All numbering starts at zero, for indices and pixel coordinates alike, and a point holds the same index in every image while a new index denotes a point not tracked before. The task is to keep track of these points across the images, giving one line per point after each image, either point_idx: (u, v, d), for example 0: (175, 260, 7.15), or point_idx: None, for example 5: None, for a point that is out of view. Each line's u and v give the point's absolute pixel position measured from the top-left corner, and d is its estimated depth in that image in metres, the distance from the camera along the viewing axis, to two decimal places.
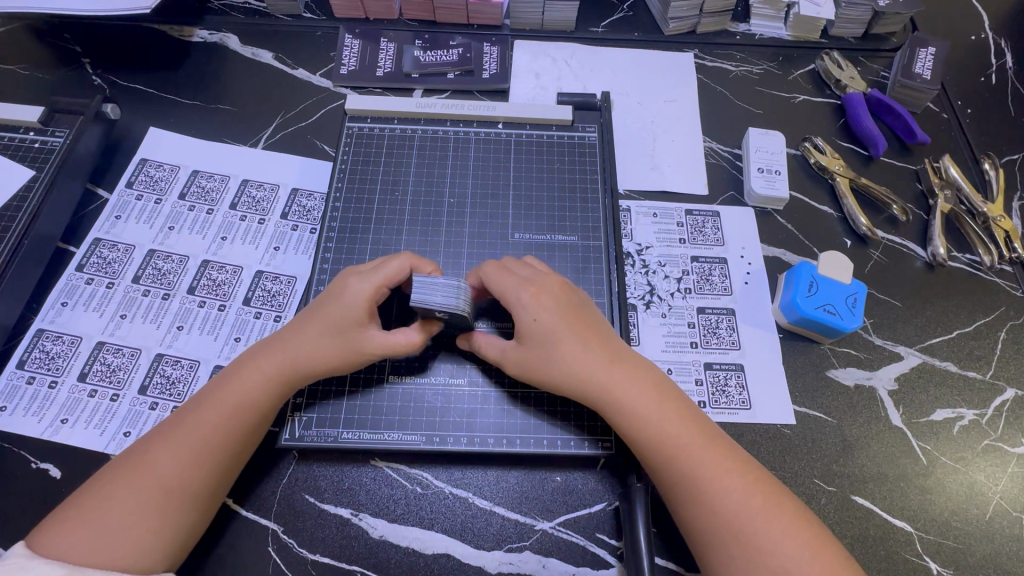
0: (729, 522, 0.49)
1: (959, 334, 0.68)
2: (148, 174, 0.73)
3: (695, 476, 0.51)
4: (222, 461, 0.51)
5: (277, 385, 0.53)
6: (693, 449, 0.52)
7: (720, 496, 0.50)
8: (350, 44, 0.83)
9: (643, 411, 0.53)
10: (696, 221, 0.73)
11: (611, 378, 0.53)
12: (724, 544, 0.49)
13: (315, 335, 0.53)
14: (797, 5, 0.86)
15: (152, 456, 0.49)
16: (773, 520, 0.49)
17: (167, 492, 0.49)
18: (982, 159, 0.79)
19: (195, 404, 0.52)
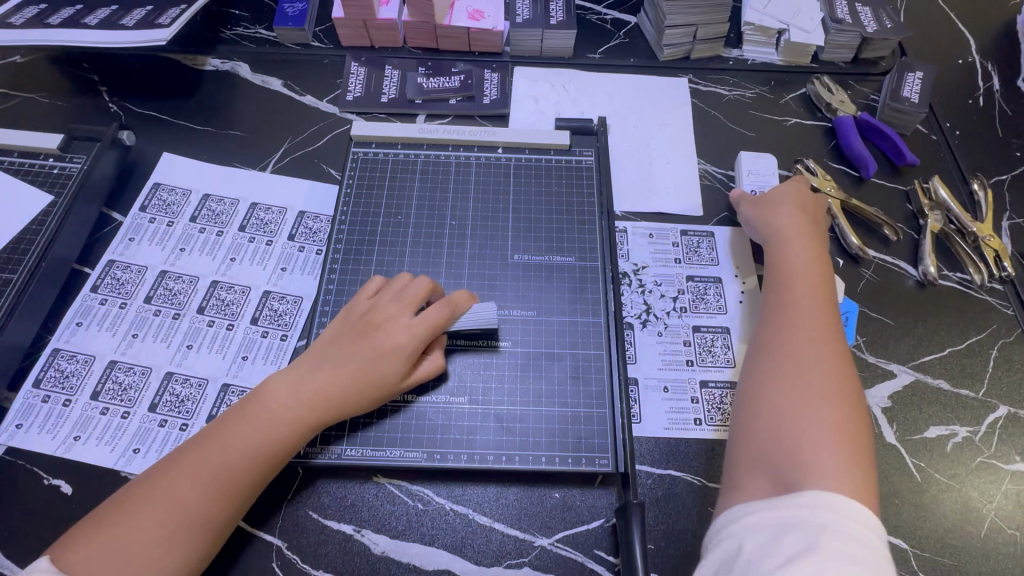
0: (790, 412, 0.53)
1: (951, 351, 0.70)
2: (161, 198, 0.75)
3: (786, 368, 0.56)
4: (246, 492, 0.52)
5: (312, 417, 0.54)
6: (798, 346, 0.57)
7: (795, 387, 0.54)
8: (356, 71, 0.87)
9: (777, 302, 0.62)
10: (691, 241, 0.75)
11: (796, 261, 0.64)
12: (772, 431, 0.53)
13: (358, 379, 0.55)
14: (787, 31, 0.89)
15: (177, 483, 0.51)
16: (836, 442, 0.50)
17: (188, 522, 0.50)
18: (971, 179, 0.81)
19: (229, 426, 0.54)
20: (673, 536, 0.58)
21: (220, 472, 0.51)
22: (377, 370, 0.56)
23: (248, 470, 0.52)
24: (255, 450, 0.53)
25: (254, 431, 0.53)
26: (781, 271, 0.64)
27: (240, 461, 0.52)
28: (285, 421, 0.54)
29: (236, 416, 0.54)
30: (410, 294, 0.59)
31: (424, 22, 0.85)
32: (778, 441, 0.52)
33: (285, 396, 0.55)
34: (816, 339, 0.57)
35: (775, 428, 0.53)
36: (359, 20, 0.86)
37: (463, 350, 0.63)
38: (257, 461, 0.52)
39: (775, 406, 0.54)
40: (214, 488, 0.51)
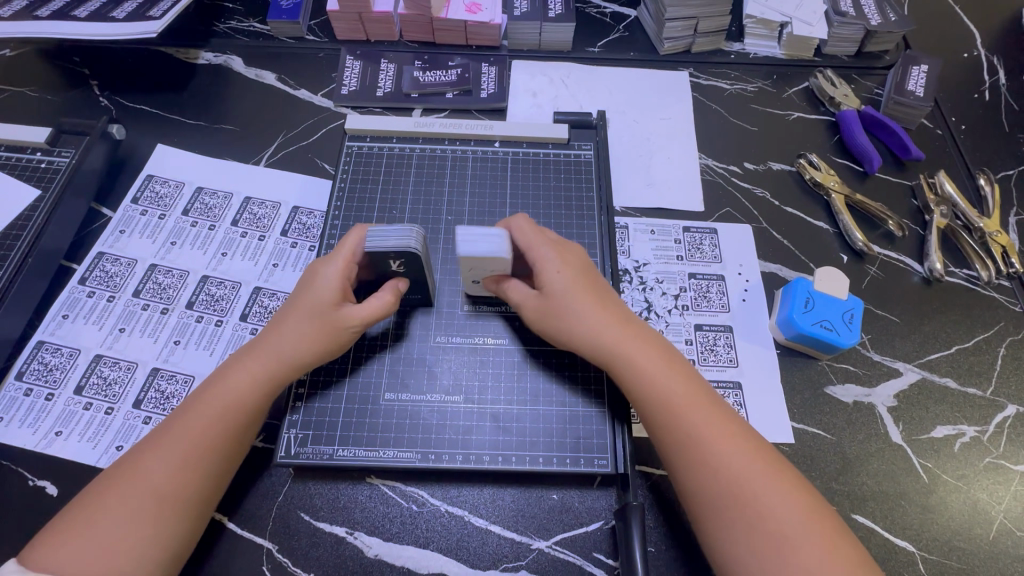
0: (736, 493, 0.49)
1: (957, 350, 0.68)
2: (154, 190, 0.74)
3: (697, 443, 0.51)
4: (212, 466, 0.51)
5: (267, 381, 0.54)
6: (687, 409, 0.53)
7: (716, 460, 0.50)
8: (351, 65, 0.85)
9: (649, 372, 0.54)
10: (694, 238, 0.74)
11: (616, 337, 0.55)
12: (742, 526, 0.48)
13: (298, 333, 0.55)
14: (789, 24, 0.87)
15: (142, 465, 0.50)
16: (780, 496, 0.49)
17: (156, 503, 0.48)
18: (978, 174, 0.79)
19: (188, 409, 0.52)
20: (675, 538, 0.57)
21: (190, 448, 0.50)
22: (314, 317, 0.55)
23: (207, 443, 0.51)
24: (211, 421, 0.52)
25: (204, 409, 0.52)
26: (610, 361, 0.55)
27: (195, 436, 0.51)
28: (235, 392, 0.53)
29: (188, 408, 0.52)
30: (342, 245, 0.56)
31: (421, 15, 0.84)
32: (745, 534, 0.48)
33: (235, 369, 0.54)
34: (681, 383, 0.54)
35: (739, 521, 0.48)
36: (354, 13, 0.84)
37: (458, 347, 0.61)
38: (217, 431, 0.52)
39: (729, 510, 0.49)
40: (180, 463, 0.50)
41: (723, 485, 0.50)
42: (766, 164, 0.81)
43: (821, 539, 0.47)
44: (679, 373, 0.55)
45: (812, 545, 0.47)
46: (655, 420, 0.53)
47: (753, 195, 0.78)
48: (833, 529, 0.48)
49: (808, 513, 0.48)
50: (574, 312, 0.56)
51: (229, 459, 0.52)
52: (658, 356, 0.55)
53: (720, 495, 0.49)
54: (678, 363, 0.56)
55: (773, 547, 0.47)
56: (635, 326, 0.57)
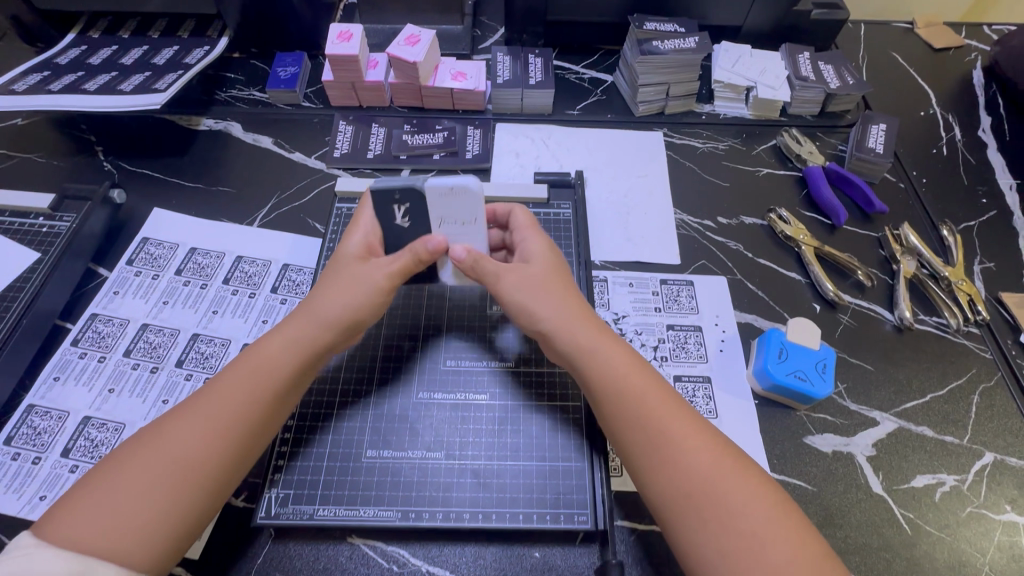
0: (705, 494, 0.50)
1: (932, 397, 0.69)
2: (149, 251, 0.77)
3: (665, 440, 0.52)
4: (241, 433, 0.52)
5: (299, 350, 0.56)
6: (653, 408, 0.54)
7: (684, 460, 0.51)
8: (343, 129, 0.91)
9: (615, 372, 0.56)
10: (671, 290, 0.76)
11: (586, 336, 0.58)
12: (714, 525, 0.49)
13: (331, 301, 0.57)
14: (755, 88, 0.93)
15: (168, 433, 0.50)
16: (747, 491, 0.50)
17: (179, 470, 0.49)
18: (941, 225, 0.83)
19: (223, 377, 0.54)
20: None
21: (219, 415, 0.51)
22: (333, 304, 0.57)
23: (235, 415, 0.52)
24: (239, 394, 0.53)
25: (234, 383, 0.53)
26: (582, 357, 0.57)
27: (223, 405, 0.52)
28: (264, 366, 0.54)
29: (222, 376, 0.54)
30: (357, 217, 0.62)
31: (410, 83, 0.90)
32: (718, 533, 0.48)
33: (265, 345, 0.56)
34: (647, 383, 0.56)
35: (706, 520, 0.49)
36: (347, 82, 0.90)
37: (441, 403, 0.62)
38: (248, 398, 0.53)
39: (702, 510, 0.49)
40: (206, 430, 0.51)
41: (690, 487, 0.50)
42: (739, 218, 0.85)
43: (790, 536, 0.48)
44: (642, 373, 0.57)
45: (781, 542, 0.47)
46: (626, 417, 0.54)
47: (727, 248, 0.81)
48: (803, 533, 0.49)
49: (779, 517, 0.49)
50: (520, 297, 0.59)
51: (254, 436, 0.53)
52: (621, 356, 0.57)
53: (688, 495, 0.50)
54: (642, 366, 0.58)
55: (745, 543, 0.47)
56: (601, 325, 0.60)
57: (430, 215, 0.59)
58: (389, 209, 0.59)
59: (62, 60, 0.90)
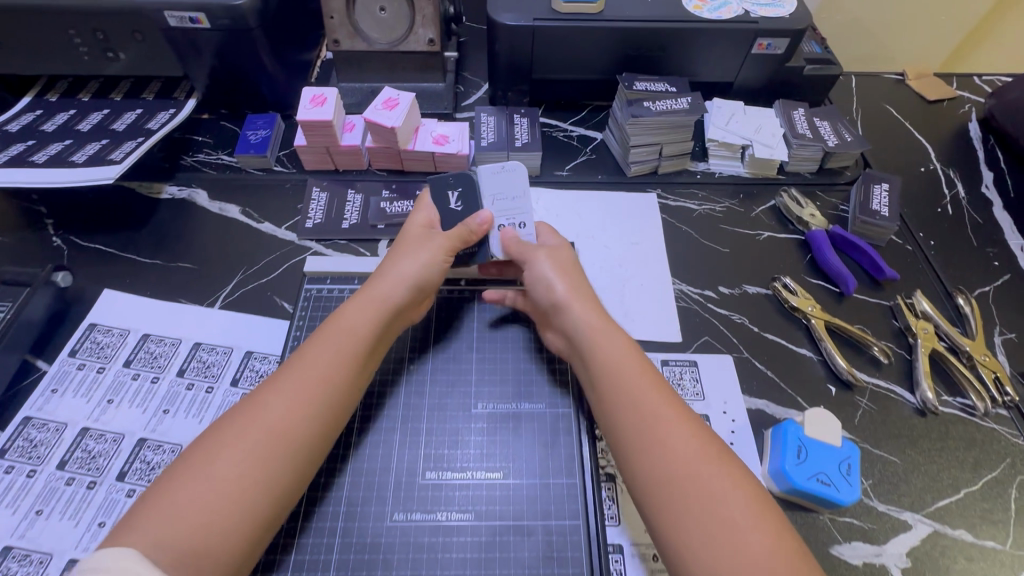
0: (686, 481, 0.47)
1: (967, 494, 0.63)
2: (95, 339, 0.69)
3: (644, 423, 0.52)
4: (330, 396, 0.53)
5: (376, 318, 0.59)
6: (640, 391, 0.54)
7: (664, 444, 0.50)
8: (317, 197, 0.85)
9: (618, 355, 0.56)
10: (673, 373, 0.70)
11: (595, 318, 0.59)
12: (694, 506, 0.46)
13: (405, 267, 0.62)
14: (750, 147, 0.89)
15: (263, 407, 0.51)
16: (726, 478, 0.48)
17: (275, 442, 0.49)
18: (955, 293, 0.78)
19: (311, 345, 0.56)
20: None
21: (309, 377, 0.53)
22: (402, 268, 0.62)
23: (324, 390, 0.53)
24: (330, 367, 0.54)
25: (323, 355, 0.55)
26: (590, 330, 0.58)
27: (314, 380, 0.53)
28: (348, 338, 0.57)
29: (310, 344, 0.56)
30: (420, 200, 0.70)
31: (389, 147, 0.85)
32: (695, 516, 0.46)
33: (347, 316, 0.58)
34: (634, 367, 0.56)
35: (682, 506, 0.47)
36: (321, 147, 0.85)
37: (419, 526, 0.54)
38: (332, 363, 0.55)
39: (685, 492, 0.47)
40: (302, 404, 0.52)
41: (663, 475, 0.49)
42: (741, 287, 0.79)
43: (765, 527, 0.45)
44: (635, 356, 0.57)
45: (757, 531, 0.45)
46: (621, 396, 0.54)
47: (731, 322, 0.75)
48: (784, 533, 0.46)
49: (760, 518, 0.46)
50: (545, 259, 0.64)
51: (342, 410, 0.55)
52: (621, 335, 0.58)
53: (671, 477, 0.48)
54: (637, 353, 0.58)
55: (721, 527, 0.45)
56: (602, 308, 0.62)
57: (480, 200, 0.69)
58: (444, 193, 0.69)
59: (13, 126, 0.84)
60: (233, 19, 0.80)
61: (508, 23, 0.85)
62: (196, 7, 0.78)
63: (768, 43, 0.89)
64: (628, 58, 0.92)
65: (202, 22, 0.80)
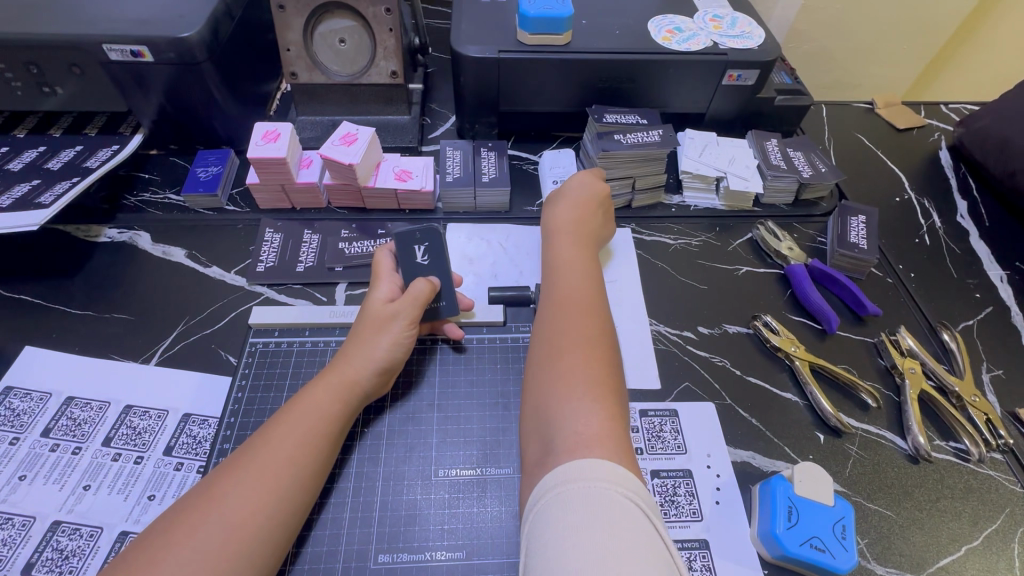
0: (541, 396, 0.52)
1: (968, 550, 0.59)
2: (10, 406, 0.62)
3: (558, 296, 0.61)
4: (296, 486, 0.49)
5: (342, 401, 0.54)
6: (569, 279, 0.63)
7: (557, 313, 0.59)
8: (270, 238, 0.79)
9: (559, 295, 0.61)
10: (652, 423, 0.65)
11: (557, 269, 0.66)
12: (539, 416, 0.51)
13: (380, 344, 0.58)
14: (725, 179, 0.87)
15: (217, 505, 0.45)
16: (578, 398, 0.50)
17: (230, 542, 0.44)
18: (939, 328, 0.75)
19: (276, 425, 0.51)
20: None
21: (273, 463, 0.48)
22: (374, 347, 0.57)
23: (288, 484, 0.48)
24: (295, 456, 0.49)
25: (287, 443, 0.50)
26: (549, 276, 0.66)
27: (276, 474, 0.48)
28: (315, 421, 0.52)
29: (275, 423, 0.52)
30: (378, 268, 0.64)
31: (348, 184, 0.80)
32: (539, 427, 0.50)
33: (313, 397, 0.54)
34: (580, 267, 0.65)
35: (542, 361, 0.55)
36: (276, 185, 0.79)
37: None
38: (301, 451, 0.50)
39: (546, 407, 0.51)
40: (262, 500, 0.46)
41: (546, 336, 0.57)
42: (721, 326, 0.75)
43: (589, 441, 0.46)
44: (585, 263, 0.66)
45: (573, 444, 0.46)
46: (541, 329, 0.59)
47: (712, 365, 0.71)
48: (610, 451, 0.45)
49: (593, 388, 0.50)
50: (559, 204, 0.75)
51: (306, 500, 0.50)
52: (574, 250, 0.68)
53: (536, 392, 0.53)
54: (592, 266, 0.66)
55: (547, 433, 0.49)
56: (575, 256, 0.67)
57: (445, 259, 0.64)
58: (410, 249, 0.64)
59: None
60: (178, 53, 0.75)
61: (472, 54, 0.82)
62: (138, 40, 0.73)
63: (738, 74, 0.88)
64: (597, 91, 0.89)
65: (145, 56, 0.75)
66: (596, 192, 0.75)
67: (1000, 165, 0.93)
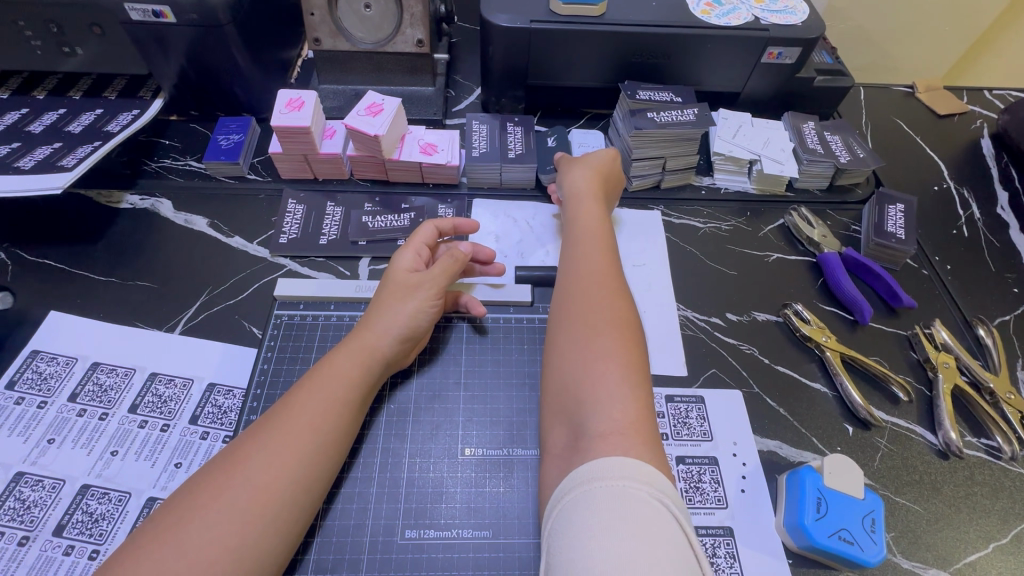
0: (570, 335, 0.54)
1: (996, 548, 0.58)
2: (37, 369, 0.62)
3: (575, 248, 0.63)
4: (321, 449, 0.49)
5: (366, 366, 0.54)
6: (591, 253, 0.62)
7: (585, 285, 0.57)
8: (293, 209, 0.78)
9: (577, 240, 0.64)
10: (678, 409, 0.64)
11: (576, 211, 0.68)
12: (566, 355, 0.53)
13: (404, 310, 0.57)
14: (759, 161, 0.84)
15: (242, 468, 0.45)
16: (606, 341, 0.51)
17: (257, 505, 0.44)
18: (975, 323, 0.73)
19: (300, 390, 0.51)
20: None
21: (294, 428, 0.48)
22: (398, 312, 0.57)
23: (312, 448, 0.48)
24: (317, 422, 0.49)
25: (311, 410, 0.49)
26: (571, 221, 0.68)
27: (301, 439, 0.48)
28: (339, 386, 0.52)
29: (299, 387, 0.51)
30: (413, 238, 0.64)
31: (372, 156, 0.78)
32: (564, 371, 0.52)
33: (336, 363, 0.53)
34: (597, 242, 0.63)
35: (568, 333, 0.54)
36: (299, 154, 0.78)
37: None
38: (324, 416, 0.50)
39: (572, 347, 0.53)
40: (284, 463, 0.46)
41: (558, 324, 0.56)
42: (750, 313, 0.74)
43: (619, 383, 0.48)
44: (603, 232, 0.65)
45: (598, 387, 0.48)
46: (565, 271, 0.61)
47: (740, 352, 0.70)
48: (639, 395, 0.48)
49: (616, 334, 0.52)
50: (578, 168, 0.72)
51: (331, 465, 0.49)
52: (598, 218, 0.67)
53: (564, 331, 0.55)
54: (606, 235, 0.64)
55: (574, 379, 0.50)
56: (596, 214, 0.67)
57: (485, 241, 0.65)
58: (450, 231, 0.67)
59: None
60: (202, 14, 0.73)
61: (503, 24, 0.79)
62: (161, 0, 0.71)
63: (779, 52, 0.84)
64: (629, 65, 0.86)
65: (168, 16, 0.72)
66: (615, 169, 0.74)
67: None
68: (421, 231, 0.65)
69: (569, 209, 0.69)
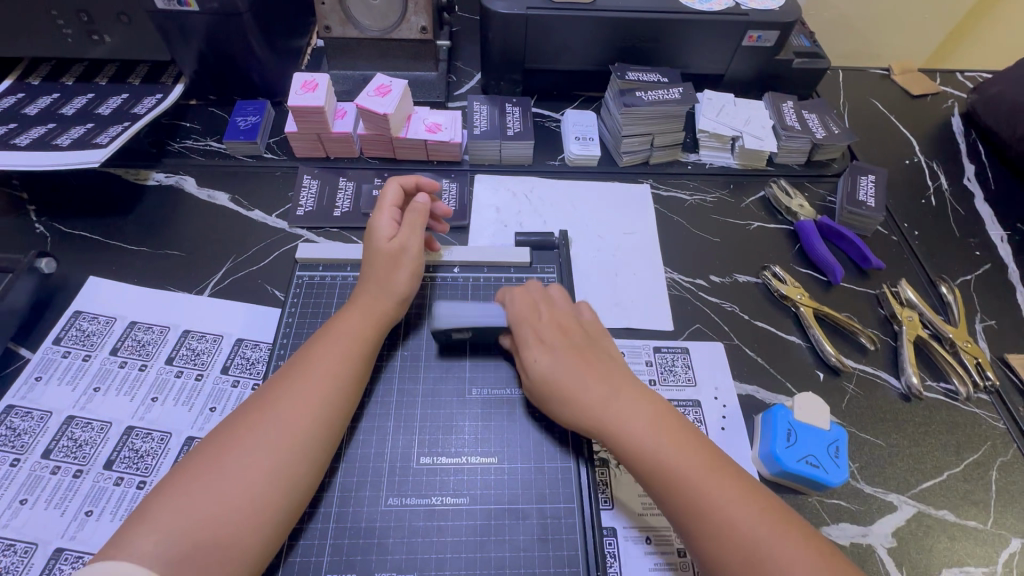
0: (687, 489, 0.50)
1: (950, 476, 0.64)
2: (81, 327, 0.68)
3: (629, 440, 0.53)
4: (340, 386, 0.55)
5: (372, 327, 0.60)
6: (648, 429, 0.54)
7: (673, 466, 0.52)
8: (308, 184, 0.84)
9: (631, 436, 0.53)
10: (664, 359, 0.71)
11: (603, 419, 0.54)
12: (696, 506, 0.49)
13: (402, 278, 0.63)
14: (740, 138, 0.90)
15: (270, 404, 0.52)
16: (721, 481, 0.50)
17: (286, 435, 0.50)
18: (938, 282, 0.80)
19: (318, 343, 0.57)
20: None
21: (313, 375, 0.54)
22: (392, 283, 0.62)
23: (332, 387, 0.54)
24: (333, 364, 0.55)
25: (326, 360, 0.55)
26: (596, 423, 0.54)
27: (321, 379, 0.54)
28: (353, 336, 0.58)
29: (318, 338, 0.58)
30: (383, 200, 0.67)
31: (381, 134, 0.84)
32: (704, 519, 0.49)
33: (346, 319, 0.59)
34: (635, 399, 0.56)
35: (686, 491, 0.50)
36: (313, 133, 0.83)
37: (415, 508, 0.54)
38: (340, 365, 0.56)
39: (694, 494, 0.50)
40: (306, 399, 0.52)
41: (664, 476, 0.51)
42: (732, 276, 0.80)
43: (759, 514, 0.49)
44: (627, 377, 0.58)
45: (755, 527, 0.48)
46: (640, 469, 0.52)
47: (722, 310, 0.76)
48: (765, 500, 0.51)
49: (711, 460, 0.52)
50: (559, 355, 0.58)
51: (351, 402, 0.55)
52: (625, 391, 0.56)
53: (676, 497, 0.50)
54: (598, 358, 0.58)
55: (726, 531, 0.48)
56: (620, 396, 0.55)
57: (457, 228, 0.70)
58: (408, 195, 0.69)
59: None
60: (222, 3, 0.78)
61: (501, 11, 0.85)
62: None
63: (759, 35, 0.90)
64: (620, 49, 0.92)
65: (191, 5, 0.78)
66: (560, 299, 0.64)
67: (1010, 130, 0.96)
68: (392, 195, 0.67)
69: (588, 425, 0.55)
